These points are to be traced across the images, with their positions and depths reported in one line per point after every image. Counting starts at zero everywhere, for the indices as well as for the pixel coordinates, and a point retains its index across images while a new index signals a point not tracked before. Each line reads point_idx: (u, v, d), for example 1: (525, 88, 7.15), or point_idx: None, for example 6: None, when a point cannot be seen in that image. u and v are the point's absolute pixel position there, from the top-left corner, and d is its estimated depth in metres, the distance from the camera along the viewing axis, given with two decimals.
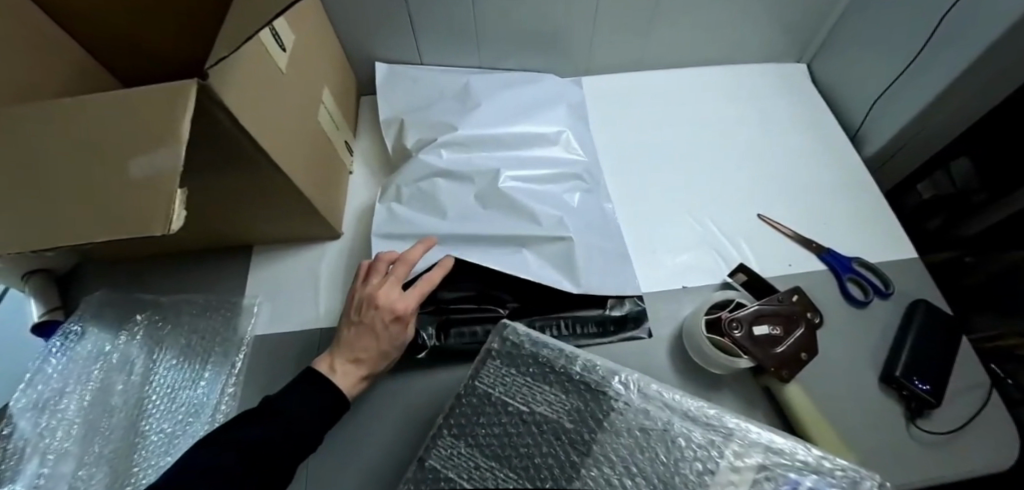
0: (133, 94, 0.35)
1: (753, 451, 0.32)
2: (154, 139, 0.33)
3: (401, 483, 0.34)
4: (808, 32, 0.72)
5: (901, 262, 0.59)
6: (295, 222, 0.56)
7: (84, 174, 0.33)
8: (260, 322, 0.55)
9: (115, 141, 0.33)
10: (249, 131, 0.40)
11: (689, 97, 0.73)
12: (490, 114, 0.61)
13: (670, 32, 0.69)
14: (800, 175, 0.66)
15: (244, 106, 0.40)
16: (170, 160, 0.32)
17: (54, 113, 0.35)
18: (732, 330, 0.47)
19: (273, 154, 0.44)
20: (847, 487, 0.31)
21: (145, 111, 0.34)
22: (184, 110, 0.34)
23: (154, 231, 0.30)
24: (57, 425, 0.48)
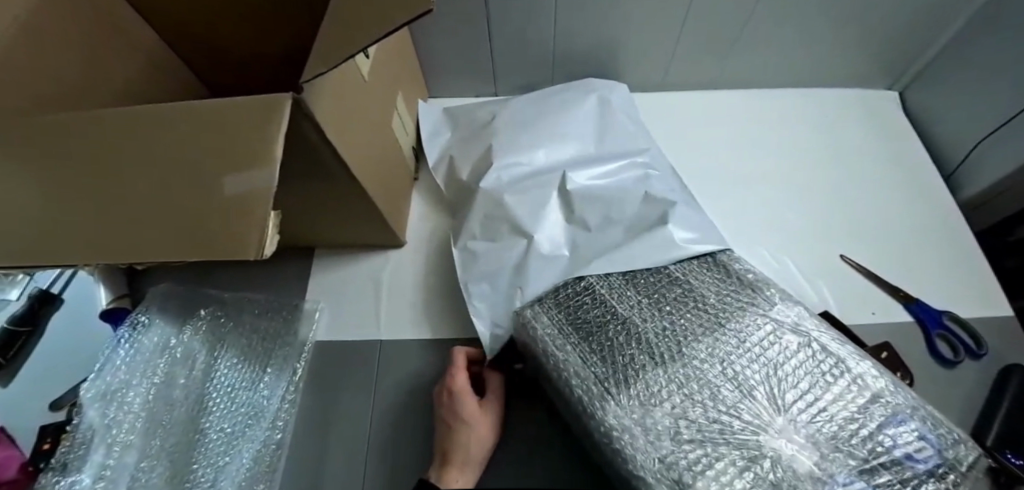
0: (228, 105, 0.34)
1: (872, 381, 0.36)
2: (248, 156, 0.32)
3: (570, 293, 0.43)
4: (906, 61, 0.67)
5: (995, 320, 0.55)
6: (361, 230, 0.55)
7: (179, 188, 0.32)
8: (321, 329, 0.55)
9: (210, 155, 0.33)
10: (334, 145, 0.39)
11: (770, 121, 0.69)
12: (543, 134, 0.56)
13: (752, 53, 0.65)
14: (885, 215, 0.62)
15: (330, 119, 0.38)
16: (263, 180, 0.31)
17: (146, 118, 0.34)
18: None
19: (354, 168, 0.43)
20: (949, 445, 0.33)
21: (241, 125, 0.33)
22: (280, 126, 0.32)
23: (249, 256, 0.29)
24: (123, 417, 0.49)
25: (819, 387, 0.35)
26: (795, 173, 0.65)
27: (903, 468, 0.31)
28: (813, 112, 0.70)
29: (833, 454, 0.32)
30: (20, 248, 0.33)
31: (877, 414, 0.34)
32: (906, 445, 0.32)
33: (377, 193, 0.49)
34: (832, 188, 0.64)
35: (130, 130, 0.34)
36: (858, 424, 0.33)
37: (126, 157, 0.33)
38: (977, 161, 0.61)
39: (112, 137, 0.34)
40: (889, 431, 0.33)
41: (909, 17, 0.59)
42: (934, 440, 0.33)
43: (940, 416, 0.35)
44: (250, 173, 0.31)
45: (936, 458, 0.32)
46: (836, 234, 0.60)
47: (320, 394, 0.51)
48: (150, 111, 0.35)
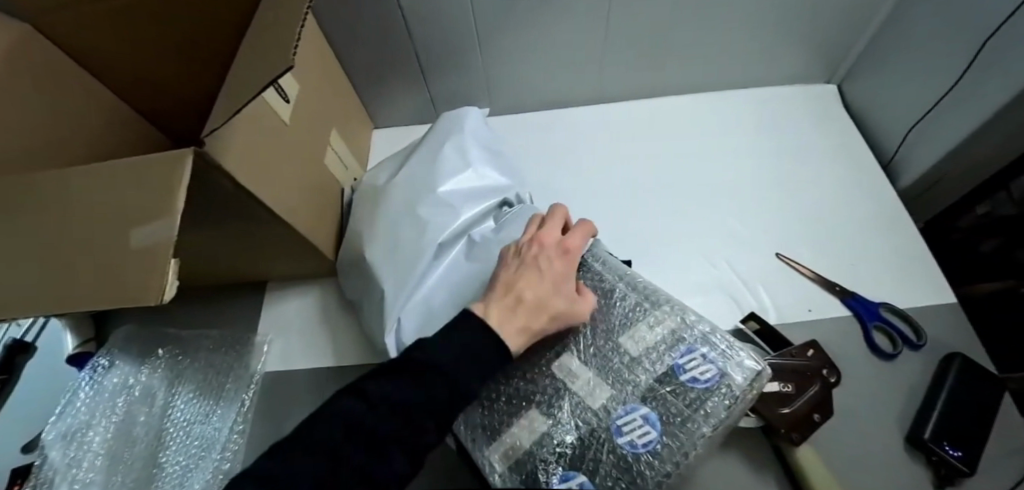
0: (142, 164, 0.37)
1: (671, 316, 0.38)
2: (156, 209, 0.35)
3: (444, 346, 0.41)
4: (838, 54, 0.67)
5: (934, 308, 0.54)
6: (305, 263, 0.57)
7: (97, 243, 0.35)
8: (270, 360, 0.57)
9: (125, 212, 0.36)
10: (249, 187, 0.41)
11: (707, 124, 0.70)
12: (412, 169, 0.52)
13: (683, 62, 0.67)
14: (824, 208, 0.62)
15: (243, 163, 0.41)
16: (168, 230, 0.34)
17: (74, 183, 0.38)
18: None
19: (277, 207, 0.45)
20: (730, 362, 0.35)
21: (151, 182, 0.36)
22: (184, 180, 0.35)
23: (150, 301, 0.32)
24: (83, 456, 0.51)
25: (619, 330, 0.38)
26: (731, 175, 0.65)
27: (683, 390, 0.34)
28: (750, 111, 0.71)
29: (621, 389, 0.35)
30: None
31: (670, 344, 0.36)
32: (691, 368, 0.35)
33: (309, 227, 0.51)
34: (771, 187, 0.64)
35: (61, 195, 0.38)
36: (649, 356, 0.36)
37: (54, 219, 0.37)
38: (912, 147, 0.61)
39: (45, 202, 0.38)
40: (679, 358, 0.36)
41: (831, 14, 0.61)
42: (719, 361, 0.35)
43: (739, 341, 0.36)
44: (155, 224, 0.35)
45: (717, 377, 0.34)
46: (773, 232, 0.60)
47: (269, 424, 0.53)
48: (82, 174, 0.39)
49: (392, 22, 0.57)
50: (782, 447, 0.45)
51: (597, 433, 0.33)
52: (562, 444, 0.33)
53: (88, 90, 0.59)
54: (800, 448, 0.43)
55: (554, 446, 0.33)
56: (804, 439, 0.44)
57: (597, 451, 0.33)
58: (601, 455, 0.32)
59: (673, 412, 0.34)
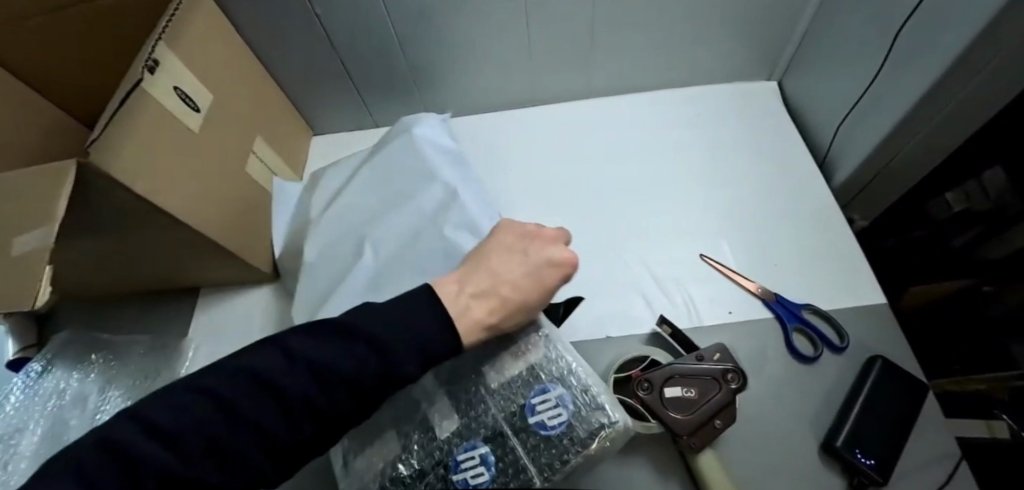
0: (18, 174, 0.39)
1: (542, 357, 0.39)
2: (32, 218, 0.37)
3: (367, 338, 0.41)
4: (775, 49, 0.66)
5: (860, 308, 0.52)
6: (228, 267, 0.58)
7: None
8: (196, 362, 0.58)
9: (4, 221, 0.37)
10: (156, 202, 0.42)
11: (643, 124, 0.69)
12: (345, 165, 0.60)
13: (615, 62, 0.67)
14: (754, 208, 0.60)
15: (147, 177, 0.41)
16: (42, 239, 0.36)
17: None
18: (640, 389, 0.46)
19: (187, 219, 0.46)
20: (581, 411, 0.36)
21: (27, 191, 0.38)
22: (63, 192, 0.37)
23: (25, 304, 0.34)
24: (10, 459, 0.53)
25: (489, 364, 0.39)
26: (663, 175, 0.64)
27: (526, 434, 0.36)
28: (688, 110, 0.70)
29: (475, 426, 0.37)
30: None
31: (529, 384, 0.38)
32: (541, 414, 0.36)
33: (225, 236, 0.52)
34: (702, 186, 0.63)
35: None
36: (507, 396, 0.38)
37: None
38: (845, 142, 0.60)
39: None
40: (534, 403, 0.37)
41: (760, 9, 0.60)
42: (570, 407, 0.37)
43: (601, 390, 0.38)
44: (31, 233, 0.36)
45: (564, 423, 0.36)
46: (701, 232, 0.59)
47: None
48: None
49: (313, 29, 0.58)
50: (686, 452, 0.46)
51: (437, 468, 0.35)
52: (402, 474, 0.35)
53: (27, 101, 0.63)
54: (700, 454, 0.44)
55: (395, 476, 0.35)
56: (705, 444, 0.45)
57: (431, 486, 0.35)
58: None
59: (511, 458, 0.35)
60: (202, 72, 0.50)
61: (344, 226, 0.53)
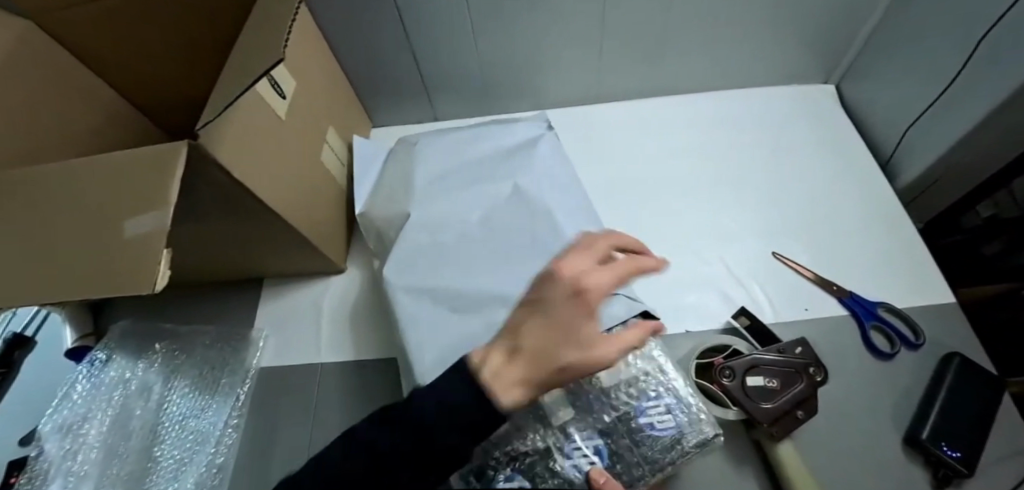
0: (131, 155, 0.38)
1: (655, 371, 0.42)
2: (146, 201, 0.36)
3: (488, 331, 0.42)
4: (836, 53, 0.67)
5: (935, 308, 0.53)
6: (299, 258, 0.57)
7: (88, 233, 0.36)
8: (265, 355, 0.58)
9: (114, 203, 0.36)
10: (245, 184, 0.41)
11: (704, 124, 0.70)
12: (442, 149, 0.59)
13: (679, 62, 0.67)
14: (821, 207, 0.61)
15: (239, 158, 0.41)
16: (159, 222, 0.35)
17: (66, 177, 0.39)
18: (723, 377, 0.45)
19: (271, 203, 0.45)
20: (689, 424, 0.39)
21: (139, 173, 0.37)
22: (174, 174, 0.36)
23: (142, 290, 0.33)
24: (79, 448, 0.52)
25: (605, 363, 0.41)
26: (728, 174, 0.65)
27: (640, 436, 0.39)
28: (747, 111, 0.71)
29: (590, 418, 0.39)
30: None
31: (642, 393, 0.41)
32: (652, 415, 0.39)
33: (303, 223, 0.51)
34: (768, 185, 0.64)
35: (53, 186, 0.39)
36: (620, 394, 0.40)
37: (45, 206, 0.38)
38: (910, 146, 0.61)
39: (32, 191, 0.39)
40: (645, 404, 0.40)
41: (826, 14, 0.61)
42: (679, 420, 0.40)
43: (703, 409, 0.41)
44: (142, 215, 0.35)
45: (673, 431, 0.39)
46: (770, 231, 0.60)
47: (262, 420, 0.53)
48: (71, 165, 0.40)
49: (389, 20, 0.57)
50: (762, 442, 0.46)
51: (551, 450, 0.37)
52: (522, 450, 0.36)
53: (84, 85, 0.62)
54: (779, 443, 0.44)
55: (509, 451, 0.36)
56: (784, 434, 0.44)
57: (545, 466, 0.36)
58: (548, 470, 0.36)
59: (623, 453, 0.38)
60: (291, 58, 0.49)
61: (437, 220, 0.52)
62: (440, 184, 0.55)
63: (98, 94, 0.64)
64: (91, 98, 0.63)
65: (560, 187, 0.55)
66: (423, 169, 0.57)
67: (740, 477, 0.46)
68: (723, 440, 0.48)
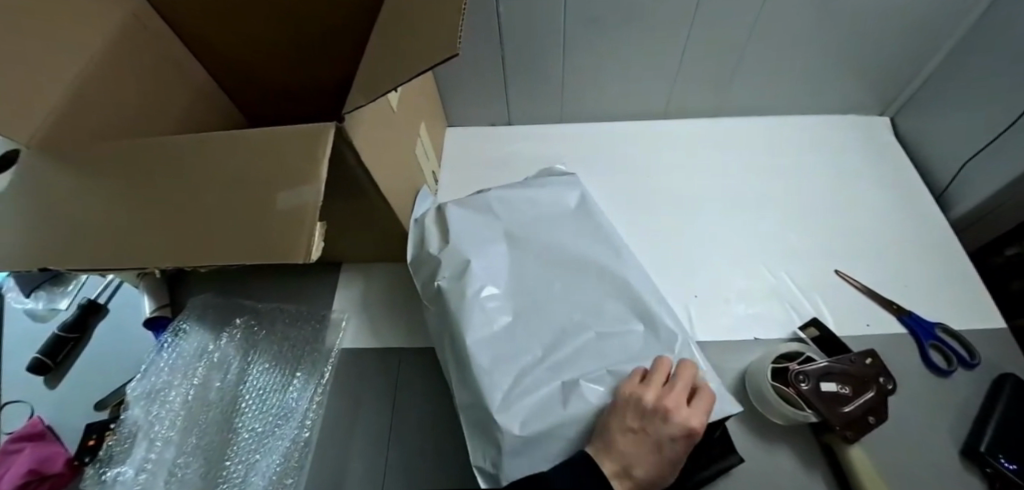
0: (282, 133, 0.40)
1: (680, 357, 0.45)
2: (300, 176, 0.37)
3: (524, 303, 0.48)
4: (894, 88, 0.72)
5: (989, 332, 0.57)
6: (385, 245, 0.60)
7: (237, 203, 0.38)
8: (346, 335, 0.59)
9: (265, 176, 0.38)
10: (366, 164, 0.44)
11: (764, 146, 0.74)
12: (527, 203, 0.55)
13: (746, 87, 0.71)
14: (877, 232, 0.65)
15: (364, 146, 0.43)
16: (312, 196, 0.36)
17: (211, 149, 0.41)
18: (799, 381, 0.47)
19: (382, 186, 0.48)
20: None
21: (292, 150, 0.39)
22: (323, 152, 0.38)
23: (298, 259, 0.34)
24: (163, 415, 0.53)
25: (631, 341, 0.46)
26: (790, 196, 0.68)
27: None
28: (805, 136, 0.75)
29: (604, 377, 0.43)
30: (87, 257, 0.38)
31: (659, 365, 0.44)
32: None
33: (400, 209, 0.54)
34: (827, 208, 0.67)
35: (200, 157, 0.41)
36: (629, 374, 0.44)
37: (195, 174, 0.40)
38: (965, 180, 0.65)
39: (180, 159, 0.41)
40: None
41: (895, 49, 0.65)
42: None
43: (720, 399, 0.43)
44: (295, 187, 0.37)
45: None
46: (832, 250, 0.63)
47: (341, 400, 0.55)
48: (215, 137, 0.42)
49: (491, 26, 0.61)
50: (833, 445, 0.48)
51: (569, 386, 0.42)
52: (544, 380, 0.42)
53: (182, 66, 0.65)
54: (853, 445, 0.46)
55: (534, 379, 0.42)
56: (857, 438, 0.46)
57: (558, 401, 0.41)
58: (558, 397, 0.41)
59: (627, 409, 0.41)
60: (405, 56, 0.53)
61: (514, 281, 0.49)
62: (491, 259, 0.50)
63: (190, 71, 0.66)
64: (182, 75, 0.65)
65: (613, 276, 0.50)
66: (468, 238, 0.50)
67: (809, 478, 0.48)
68: (793, 443, 0.50)
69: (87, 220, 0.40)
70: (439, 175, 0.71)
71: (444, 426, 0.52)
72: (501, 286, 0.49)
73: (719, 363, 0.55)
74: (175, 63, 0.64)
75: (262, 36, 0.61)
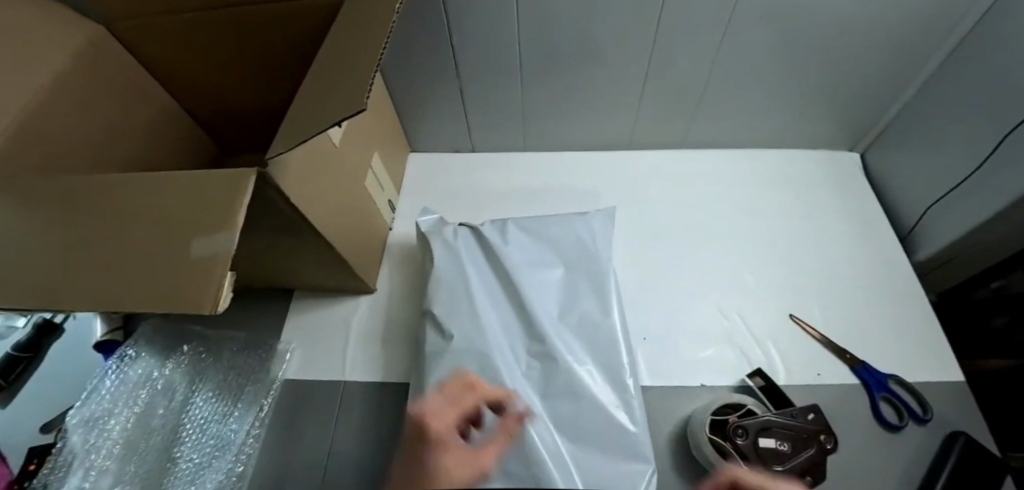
0: (207, 175, 0.40)
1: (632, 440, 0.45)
2: (215, 222, 0.37)
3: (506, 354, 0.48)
4: (863, 125, 0.70)
5: (944, 384, 0.55)
6: (332, 277, 0.59)
7: (154, 246, 0.38)
8: (292, 366, 0.59)
9: (184, 220, 0.38)
10: (298, 206, 0.43)
11: (729, 181, 0.72)
12: (528, 249, 0.56)
13: (711, 120, 0.70)
14: (838, 276, 0.63)
15: (298, 188, 0.43)
16: (223, 244, 0.35)
17: (138, 189, 0.41)
18: (736, 436, 0.46)
19: (319, 225, 0.47)
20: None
21: (212, 194, 0.38)
22: (242, 199, 0.37)
23: (204, 312, 0.33)
24: (101, 443, 0.53)
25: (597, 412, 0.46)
26: (753, 235, 0.67)
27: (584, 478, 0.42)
28: (772, 171, 0.73)
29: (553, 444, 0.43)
30: (8, 296, 0.38)
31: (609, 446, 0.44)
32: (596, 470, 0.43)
33: (342, 245, 0.53)
34: (788, 248, 0.66)
35: (126, 196, 0.41)
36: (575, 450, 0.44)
37: (117, 215, 0.40)
38: (931, 223, 0.63)
39: (106, 198, 0.41)
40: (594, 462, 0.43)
41: (862, 88, 0.64)
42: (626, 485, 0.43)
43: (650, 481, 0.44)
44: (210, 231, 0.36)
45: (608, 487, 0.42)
46: (788, 293, 0.62)
47: (281, 432, 0.55)
48: (144, 178, 0.42)
49: (448, 58, 0.61)
50: None
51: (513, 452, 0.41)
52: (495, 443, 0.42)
53: (145, 91, 0.66)
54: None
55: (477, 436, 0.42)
56: None
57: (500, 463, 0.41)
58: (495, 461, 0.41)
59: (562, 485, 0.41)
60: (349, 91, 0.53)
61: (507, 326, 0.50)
62: (485, 304, 0.51)
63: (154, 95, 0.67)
64: (144, 99, 0.66)
65: (597, 331, 0.51)
66: (449, 295, 0.52)
67: None
68: None
69: (10, 257, 0.40)
70: (397, 203, 0.71)
71: (378, 465, 0.52)
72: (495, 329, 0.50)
73: (663, 409, 0.54)
74: (139, 87, 0.65)
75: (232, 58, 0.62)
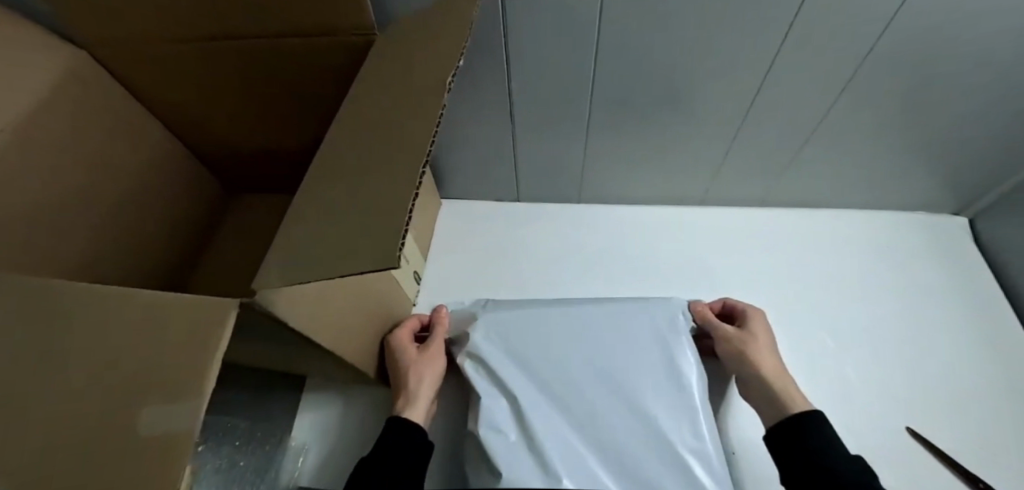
0: (173, 299, 0.29)
1: None
2: (177, 381, 0.27)
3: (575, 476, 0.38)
4: (979, 189, 0.60)
5: None
6: (346, 373, 0.49)
7: (90, 402, 0.27)
8: (305, 470, 0.50)
9: (135, 368, 0.27)
10: (301, 330, 0.33)
11: (815, 250, 0.62)
12: (593, 340, 0.47)
13: (799, 179, 0.60)
14: (957, 375, 0.53)
15: (303, 310, 0.33)
16: (183, 422, 0.25)
17: (81, 303, 0.30)
18: None
19: (324, 343, 0.36)
20: None
21: (177, 333, 0.28)
22: (216, 349, 0.27)
23: None
24: None
25: None
26: (848, 320, 0.57)
27: None
28: (863, 238, 0.63)
29: None
30: None
31: None
32: None
33: (354, 348, 0.42)
34: (886, 335, 0.56)
35: (64, 314, 0.30)
36: None
37: (48, 344, 0.29)
38: None
39: (39, 314, 0.30)
40: None
41: (991, 148, 0.54)
42: None
43: None
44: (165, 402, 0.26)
45: None
46: (899, 398, 0.52)
47: None
48: (90, 285, 0.31)
49: (499, 102, 0.51)
50: None
51: None
52: None
53: (137, 129, 0.55)
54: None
55: None
56: None
57: None
58: None
59: None
60: None
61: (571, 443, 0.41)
62: (547, 420, 0.42)
63: (146, 131, 0.57)
64: (138, 137, 0.56)
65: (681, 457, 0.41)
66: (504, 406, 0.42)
67: None
68: None
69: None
70: (429, 266, 0.61)
71: None
72: (558, 446, 0.40)
73: None
74: (129, 123, 0.55)
75: (237, 90, 0.51)
